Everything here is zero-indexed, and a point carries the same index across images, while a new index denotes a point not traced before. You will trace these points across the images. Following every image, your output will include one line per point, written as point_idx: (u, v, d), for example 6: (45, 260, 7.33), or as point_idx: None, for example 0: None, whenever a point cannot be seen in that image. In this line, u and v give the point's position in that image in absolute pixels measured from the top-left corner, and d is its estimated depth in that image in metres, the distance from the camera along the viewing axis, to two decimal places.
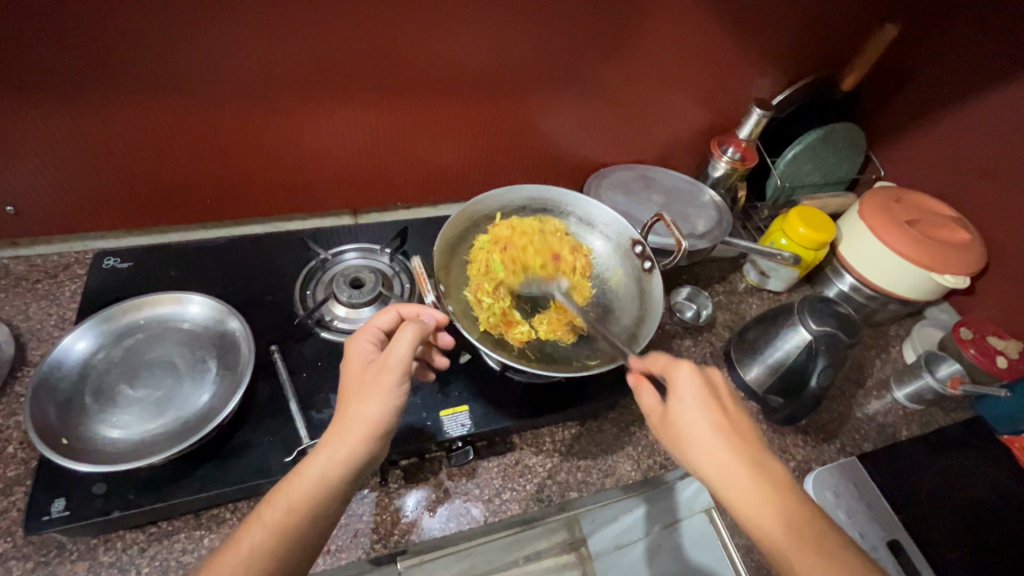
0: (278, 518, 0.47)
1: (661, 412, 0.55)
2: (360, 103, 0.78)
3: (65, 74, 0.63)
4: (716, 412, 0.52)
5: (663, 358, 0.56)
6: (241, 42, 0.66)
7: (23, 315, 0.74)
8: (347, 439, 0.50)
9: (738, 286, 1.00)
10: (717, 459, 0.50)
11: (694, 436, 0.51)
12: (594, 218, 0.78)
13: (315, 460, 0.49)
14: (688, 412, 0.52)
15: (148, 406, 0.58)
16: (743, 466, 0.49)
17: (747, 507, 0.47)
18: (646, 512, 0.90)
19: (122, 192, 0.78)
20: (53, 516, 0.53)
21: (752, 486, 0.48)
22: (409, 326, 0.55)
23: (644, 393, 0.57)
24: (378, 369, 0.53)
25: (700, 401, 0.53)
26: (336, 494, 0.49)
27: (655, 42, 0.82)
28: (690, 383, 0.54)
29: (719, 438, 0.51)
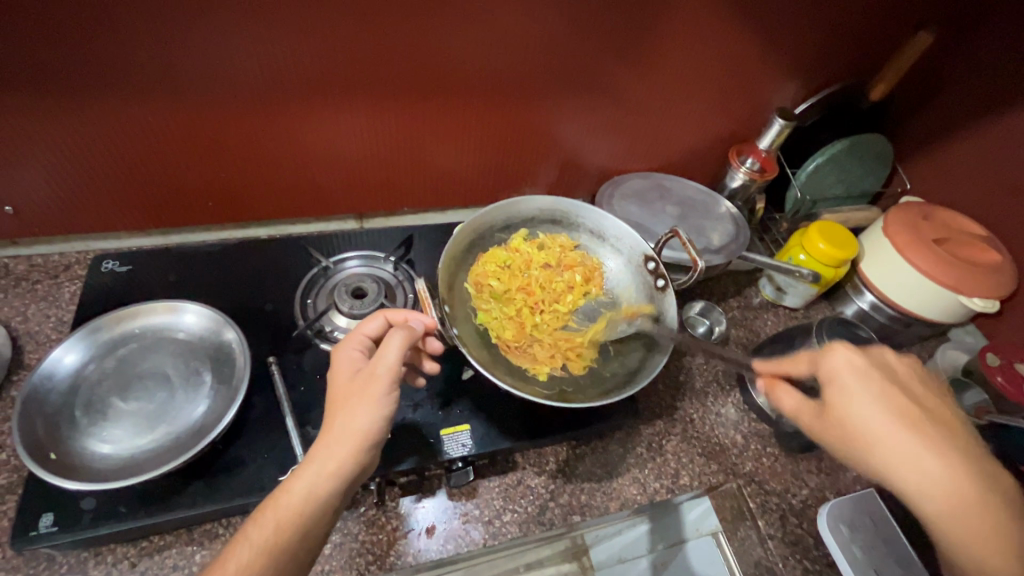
0: (266, 537, 0.45)
1: (818, 411, 0.55)
2: (366, 107, 0.76)
3: (61, 70, 0.61)
4: (890, 394, 0.52)
5: (810, 355, 0.57)
6: (244, 46, 0.64)
7: (22, 316, 0.73)
8: (338, 450, 0.49)
9: (753, 301, 0.97)
10: (913, 453, 0.48)
11: (881, 429, 0.50)
12: (605, 231, 0.75)
13: (305, 472, 0.48)
14: (864, 405, 0.51)
15: (140, 420, 0.56)
16: (945, 459, 0.48)
17: (959, 512, 0.47)
18: (651, 529, 0.84)
19: (123, 193, 0.77)
20: (41, 531, 0.52)
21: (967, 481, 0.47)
22: (397, 333, 0.54)
23: (782, 393, 0.58)
24: (368, 378, 0.52)
25: (876, 393, 0.52)
26: (326, 509, 0.48)
27: (674, 43, 0.79)
28: (853, 371, 0.53)
29: (898, 427, 0.50)
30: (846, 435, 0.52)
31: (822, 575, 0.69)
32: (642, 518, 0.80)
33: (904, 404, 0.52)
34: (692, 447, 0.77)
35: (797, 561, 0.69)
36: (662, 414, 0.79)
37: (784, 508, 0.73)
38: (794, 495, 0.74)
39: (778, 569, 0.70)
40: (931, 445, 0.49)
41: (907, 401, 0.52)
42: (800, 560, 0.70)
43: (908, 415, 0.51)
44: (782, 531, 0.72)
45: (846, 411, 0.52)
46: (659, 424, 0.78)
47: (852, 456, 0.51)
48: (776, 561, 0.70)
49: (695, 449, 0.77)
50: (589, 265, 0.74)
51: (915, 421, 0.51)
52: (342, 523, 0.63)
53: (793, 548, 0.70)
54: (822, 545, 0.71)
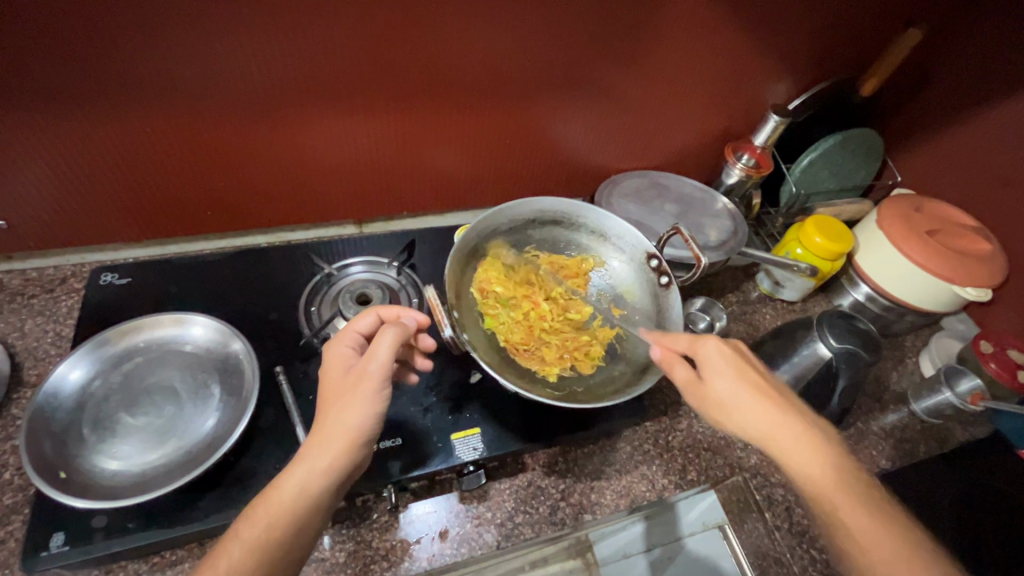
0: (257, 534, 0.46)
1: (695, 382, 0.56)
2: (364, 111, 0.75)
3: (52, 81, 0.60)
4: (750, 381, 0.54)
5: (688, 337, 0.58)
6: (241, 53, 0.63)
7: (19, 332, 0.72)
8: (329, 449, 0.48)
9: (752, 295, 0.98)
10: (761, 420, 0.51)
11: (738, 403, 0.53)
12: (607, 230, 0.74)
13: (295, 471, 0.48)
14: (722, 381, 0.54)
15: (149, 436, 0.55)
16: (781, 421, 0.51)
17: (819, 485, 0.49)
18: (645, 531, 0.83)
19: (119, 204, 0.75)
20: (53, 552, 0.51)
21: (818, 449, 0.50)
22: (388, 330, 0.54)
23: (674, 367, 0.58)
24: (359, 376, 0.51)
25: (737, 373, 0.54)
26: (318, 506, 0.48)
27: (670, 42, 0.79)
28: (723, 357, 0.55)
29: (752, 400, 0.53)
30: (710, 406, 0.54)
31: (828, 563, 0.70)
32: (636, 519, 0.80)
33: (754, 384, 0.54)
34: (697, 443, 0.77)
35: (804, 551, 0.71)
36: (667, 410, 0.80)
37: (789, 499, 0.75)
38: (798, 486, 0.76)
39: (785, 559, 0.71)
40: (766, 408, 0.52)
41: (774, 392, 0.54)
42: (806, 549, 0.71)
43: (752, 391, 0.53)
44: (788, 522, 0.73)
45: (710, 383, 0.54)
46: (665, 420, 0.79)
47: (719, 418, 0.54)
48: (783, 551, 0.72)
49: (700, 444, 0.78)
50: (579, 264, 0.75)
51: (765, 394, 0.54)
52: (355, 531, 0.62)
53: (799, 538, 0.72)
54: (827, 534, 0.72)
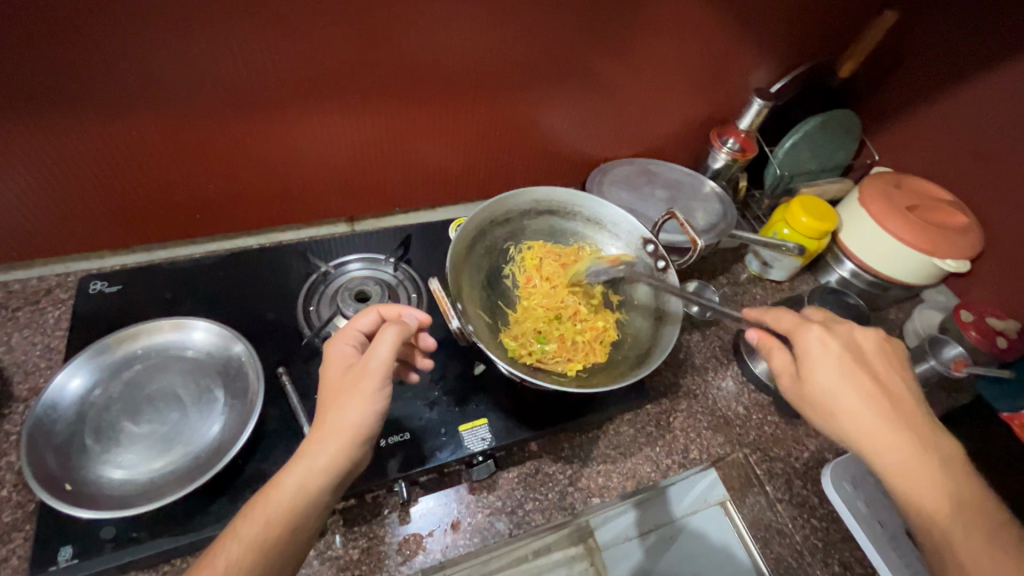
0: (254, 532, 0.45)
1: (793, 376, 0.59)
2: (354, 107, 0.75)
3: (30, 84, 0.57)
4: (852, 370, 0.56)
5: (792, 322, 0.60)
6: (227, 50, 0.62)
7: (5, 346, 0.70)
8: (329, 445, 0.48)
9: (741, 276, 1.00)
10: (866, 417, 0.53)
11: (836, 394, 0.55)
12: (603, 218, 0.74)
13: (295, 469, 0.48)
14: (824, 373, 0.56)
15: (154, 443, 0.55)
16: (883, 417, 0.54)
17: (903, 474, 0.52)
18: (638, 516, 0.87)
19: (103, 210, 0.73)
20: (61, 566, 0.50)
21: (916, 452, 0.52)
22: (390, 327, 0.54)
23: (772, 352, 0.61)
24: (360, 372, 0.52)
25: (843, 365, 0.56)
26: (316, 505, 0.48)
27: (655, 28, 0.80)
28: (828, 349, 0.57)
29: (862, 394, 0.55)
30: (831, 404, 0.55)
31: (829, 531, 0.72)
32: (628, 506, 0.83)
33: (863, 377, 0.55)
34: (698, 422, 0.79)
35: (806, 521, 0.73)
36: (667, 392, 0.81)
37: (788, 471, 0.77)
38: (797, 458, 0.78)
39: (788, 530, 0.74)
40: (876, 407, 0.54)
41: (891, 383, 0.56)
42: (808, 519, 0.73)
43: (876, 395, 0.55)
44: (789, 494, 0.75)
45: (809, 375, 0.56)
46: (665, 402, 0.80)
47: (819, 416, 0.56)
48: (786, 522, 0.74)
49: (701, 423, 0.79)
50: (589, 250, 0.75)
51: (875, 393, 0.55)
52: (367, 527, 0.62)
53: (801, 509, 0.74)
54: (826, 503, 0.74)
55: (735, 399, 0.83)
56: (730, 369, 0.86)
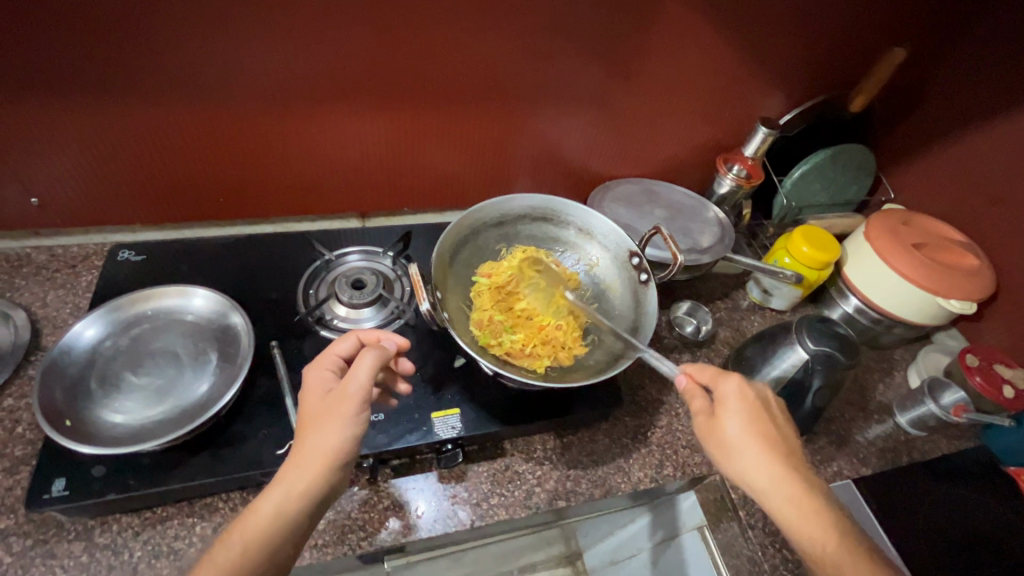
0: (231, 557, 0.48)
1: (705, 414, 0.58)
2: (369, 110, 0.80)
3: (86, 71, 0.66)
4: (761, 425, 0.56)
5: (713, 371, 0.60)
6: (258, 51, 0.69)
7: (41, 302, 0.78)
8: (306, 470, 0.51)
9: (741, 303, 1.00)
10: (768, 470, 0.53)
11: (740, 444, 0.54)
12: (594, 229, 0.75)
13: (273, 493, 0.50)
14: (732, 422, 0.56)
15: (150, 394, 0.60)
16: (785, 469, 0.53)
17: (805, 514, 0.51)
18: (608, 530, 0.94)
19: (138, 187, 0.81)
20: (53, 495, 0.55)
21: (810, 498, 0.52)
22: (369, 354, 0.56)
23: (693, 398, 0.59)
24: (338, 398, 0.54)
25: (747, 419, 0.56)
26: (293, 527, 0.50)
27: (660, 53, 0.83)
28: (742, 400, 0.57)
29: (762, 448, 0.54)
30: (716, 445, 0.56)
31: (800, 563, 0.71)
32: (643, 508, 0.89)
33: (769, 438, 0.55)
34: (676, 440, 0.79)
35: (777, 550, 0.72)
36: (648, 406, 0.82)
37: None
38: None
39: (757, 558, 0.72)
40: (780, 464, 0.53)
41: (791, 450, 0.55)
42: (779, 549, 0.72)
43: (770, 448, 0.54)
44: (763, 522, 0.74)
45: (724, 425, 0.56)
46: (645, 417, 0.81)
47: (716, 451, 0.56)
48: (756, 550, 0.72)
49: (680, 442, 0.79)
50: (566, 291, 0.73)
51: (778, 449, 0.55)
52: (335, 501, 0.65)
53: (773, 538, 0.73)
54: None
55: None
56: None
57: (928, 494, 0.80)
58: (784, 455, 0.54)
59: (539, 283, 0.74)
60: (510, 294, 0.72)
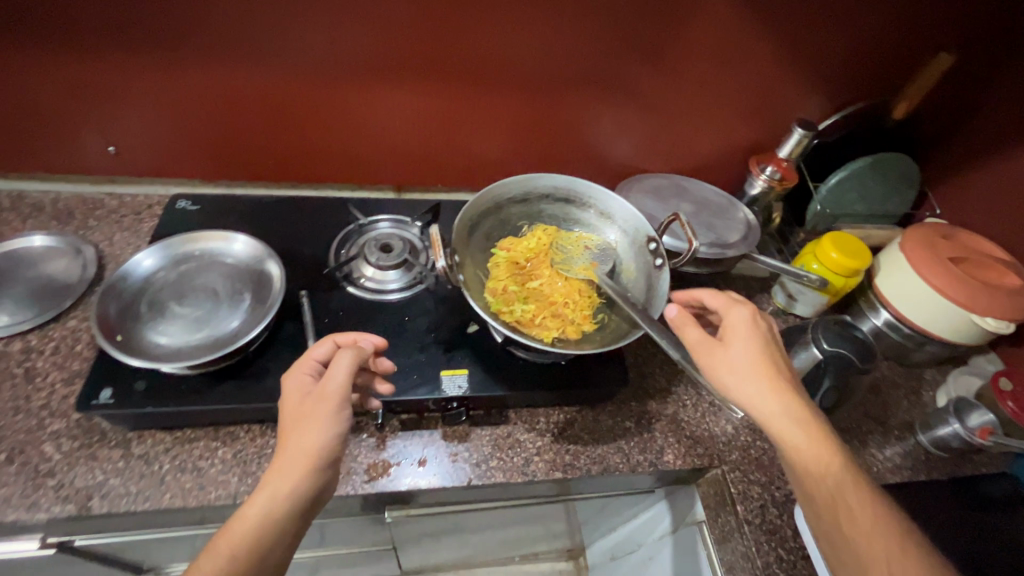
0: (221, 563, 0.49)
1: (709, 342, 0.60)
2: (411, 86, 0.85)
3: (165, 33, 0.73)
4: (762, 350, 0.60)
5: (725, 302, 0.64)
6: (314, 22, 0.75)
7: (108, 241, 0.87)
8: (290, 472, 0.52)
9: (764, 307, 0.98)
10: (770, 390, 0.56)
11: (742, 367, 0.58)
12: (614, 213, 0.77)
13: (259, 497, 0.52)
14: (738, 348, 0.59)
15: (189, 323, 0.66)
16: (785, 389, 0.57)
17: (805, 429, 0.55)
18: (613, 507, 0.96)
19: (197, 145, 0.88)
20: (100, 402, 0.62)
21: (808, 416, 0.56)
22: (346, 352, 0.57)
23: (691, 329, 0.61)
24: (318, 399, 0.55)
25: (754, 342, 0.60)
26: (281, 529, 0.52)
27: (697, 48, 0.84)
28: (748, 327, 0.61)
29: (765, 370, 0.58)
30: (723, 368, 0.58)
31: (795, 565, 0.70)
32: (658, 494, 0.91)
33: (771, 363, 0.59)
34: (680, 429, 0.80)
35: (772, 548, 0.71)
36: (654, 395, 0.82)
37: (765, 497, 0.75)
38: (777, 487, 0.76)
39: (751, 553, 0.70)
40: (780, 386, 0.57)
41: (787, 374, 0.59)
42: (775, 547, 0.71)
43: (771, 371, 0.58)
44: (760, 519, 0.73)
45: (731, 349, 0.59)
46: (651, 405, 0.81)
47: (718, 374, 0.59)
48: (750, 545, 0.71)
49: (683, 431, 0.80)
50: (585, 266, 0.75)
51: (778, 372, 0.59)
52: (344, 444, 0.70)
53: (769, 536, 0.72)
54: (798, 538, 0.72)
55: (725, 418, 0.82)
56: None
57: (944, 516, 0.77)
58: (783, 375, 0.58)
59: (557, 261, 0.76)
60: (527, 269, 0.75)
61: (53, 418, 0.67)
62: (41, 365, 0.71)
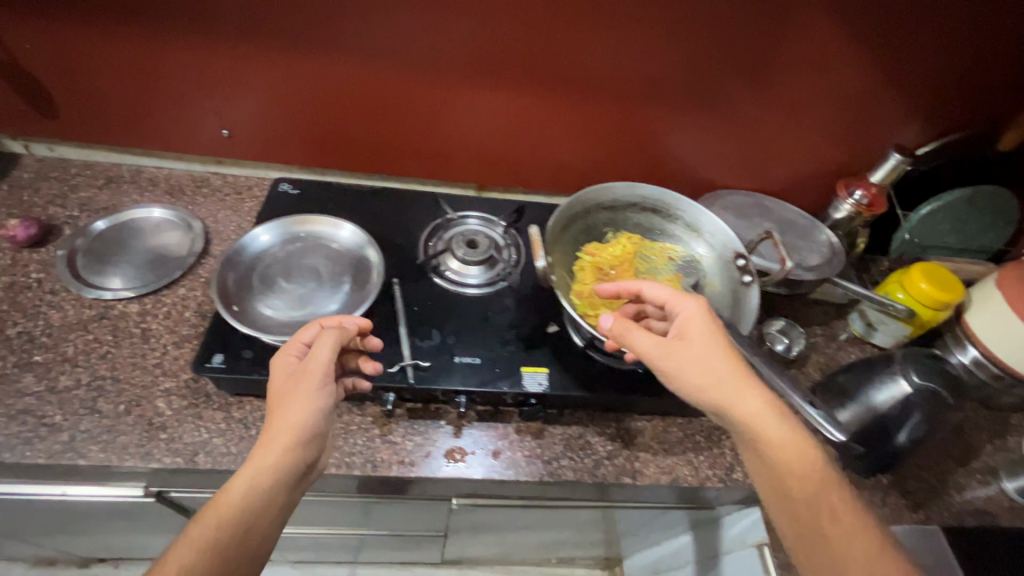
0: (206, 534, 0.50)
1: (658, 346, 0.59)
2: (507, 89, 0.87)
3: (292, 27, 0.79)
4: (717, 349, 0.59)
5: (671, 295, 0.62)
6: (427, 24, 0.78)
7: (213, 218, 0.93)
8: (276, 444, 0.54)
9: (840, 333, 0.96)
10: (731, 395, 0.56)
11: (694, 370, 0.57)
12: (702, 226, 0.78)
13: (245, 471, 0.53)
14: (691, 351, 0.58)
15: (293, 300, 0.71)
16: (744, 389, 0.57)
17: (765, 432, 0.55)
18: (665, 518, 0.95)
19: (298, 133, 0.93)
20: (213, 365, 0.67)
21: (766, 415, 0.56)
22: (330, 331, 0.60)
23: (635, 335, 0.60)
24: (302, 376, 0.58)
25: (709, 341, 0.59)
26: (267, 502, 0.53)
27: (797, 67, 0.83)
28: (695, 325, 0.60)
29: (727, 373, 0.57)
30: (680, 373, 0.58)
31: None
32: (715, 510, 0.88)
33: (723, 362, 0.58)
34: None
35: None
36: None
37: None
38: None
39: None
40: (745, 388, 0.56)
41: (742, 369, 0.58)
42: None
43: (727, 371, 0.57)
44: None
45: (683, 352, 0.58)
46: (721, 421, 0.81)
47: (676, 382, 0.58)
48: None
49: None
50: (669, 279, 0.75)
51: (734, 371, 0.57)
52: (424, 428, 0.73)
53: None
54: None
55: None
56: None
57: None
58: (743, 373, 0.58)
59: (642, 269, 0.76)
60: (612, 275, 0.75)
61: (165, 377, 0.73)
62: (155, 327, 0.78)
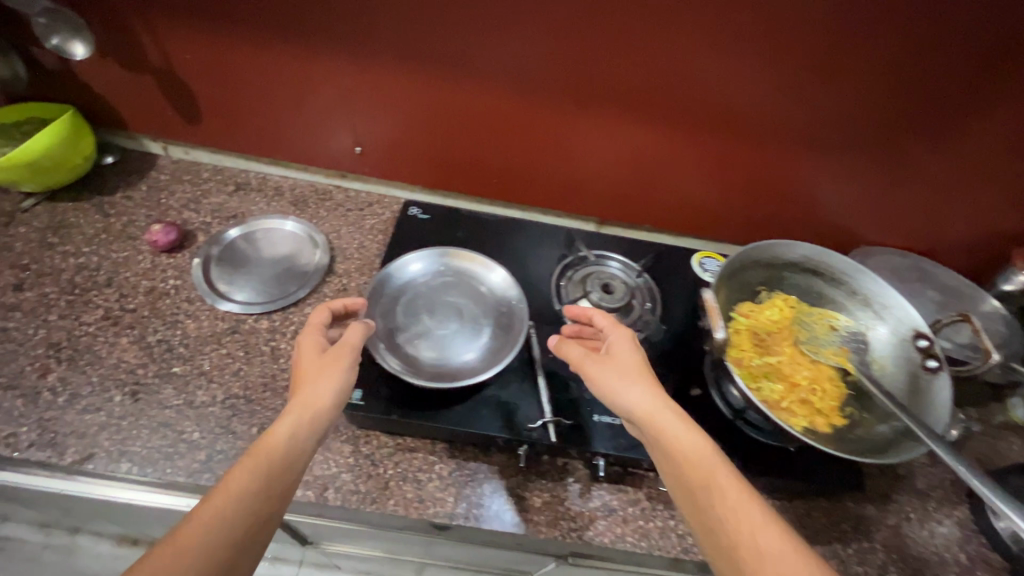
0: (244, 489, 0.46)
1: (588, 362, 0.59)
2: (656, 129, 0.82)
3: (446, 54, 0.76)
4: (639, 370, 0.56)
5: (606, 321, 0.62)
6: (588, 60, 0.74)
7: (336, 234, 0.92)
8: (310, 410, 0.52)
9: (999, 419, 0.86)
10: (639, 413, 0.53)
11: (624, 392, 0.54)
12: (873, 296, 0.70)
13: (284, 421, 0.51)
14: (613, 368, 0.56)
15: (435, 337, 0.72)
16: (656, 409, 0.53)
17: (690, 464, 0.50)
18: None
19: (429, 156, 0.92)
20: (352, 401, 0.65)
21: (699, 448, 0.50)
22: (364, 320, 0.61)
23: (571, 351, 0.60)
24: (337, 352, 0.56)
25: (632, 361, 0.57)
26: (293, 466, 0.49)
27: (995, 128, 0.74)
28: (624, 345, 0.59)
29: (632, 387, 0.55)
30: (610, 393, 0.55)
31: None
32: None
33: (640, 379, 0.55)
34: (905, 546, 0.70)
35: None
36: (875, 500, 0.74)
37: None
38: None
39: None
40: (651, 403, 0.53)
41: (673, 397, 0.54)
42: None
43: (647, 392, 0.54)
44: None
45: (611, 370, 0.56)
46: (871, 510, 0.73)
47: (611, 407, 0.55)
48: None
49: (908, 551, 0.70)
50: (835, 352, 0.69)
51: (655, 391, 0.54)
52: (552, 485, 0.69)
53: None
54: None
55: (957, 544, 0.72)
56: (956, 510, 0.75)
57: None
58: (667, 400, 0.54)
59: (801, 338, 0.71)
60: (770, 341, 0.70)
61: None
62: (283, 346, 0.77)
